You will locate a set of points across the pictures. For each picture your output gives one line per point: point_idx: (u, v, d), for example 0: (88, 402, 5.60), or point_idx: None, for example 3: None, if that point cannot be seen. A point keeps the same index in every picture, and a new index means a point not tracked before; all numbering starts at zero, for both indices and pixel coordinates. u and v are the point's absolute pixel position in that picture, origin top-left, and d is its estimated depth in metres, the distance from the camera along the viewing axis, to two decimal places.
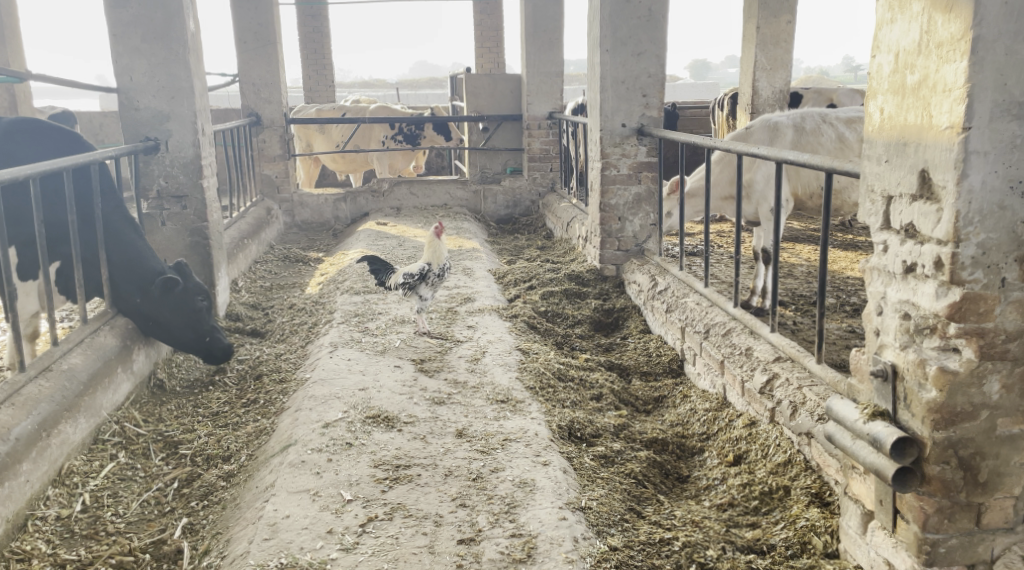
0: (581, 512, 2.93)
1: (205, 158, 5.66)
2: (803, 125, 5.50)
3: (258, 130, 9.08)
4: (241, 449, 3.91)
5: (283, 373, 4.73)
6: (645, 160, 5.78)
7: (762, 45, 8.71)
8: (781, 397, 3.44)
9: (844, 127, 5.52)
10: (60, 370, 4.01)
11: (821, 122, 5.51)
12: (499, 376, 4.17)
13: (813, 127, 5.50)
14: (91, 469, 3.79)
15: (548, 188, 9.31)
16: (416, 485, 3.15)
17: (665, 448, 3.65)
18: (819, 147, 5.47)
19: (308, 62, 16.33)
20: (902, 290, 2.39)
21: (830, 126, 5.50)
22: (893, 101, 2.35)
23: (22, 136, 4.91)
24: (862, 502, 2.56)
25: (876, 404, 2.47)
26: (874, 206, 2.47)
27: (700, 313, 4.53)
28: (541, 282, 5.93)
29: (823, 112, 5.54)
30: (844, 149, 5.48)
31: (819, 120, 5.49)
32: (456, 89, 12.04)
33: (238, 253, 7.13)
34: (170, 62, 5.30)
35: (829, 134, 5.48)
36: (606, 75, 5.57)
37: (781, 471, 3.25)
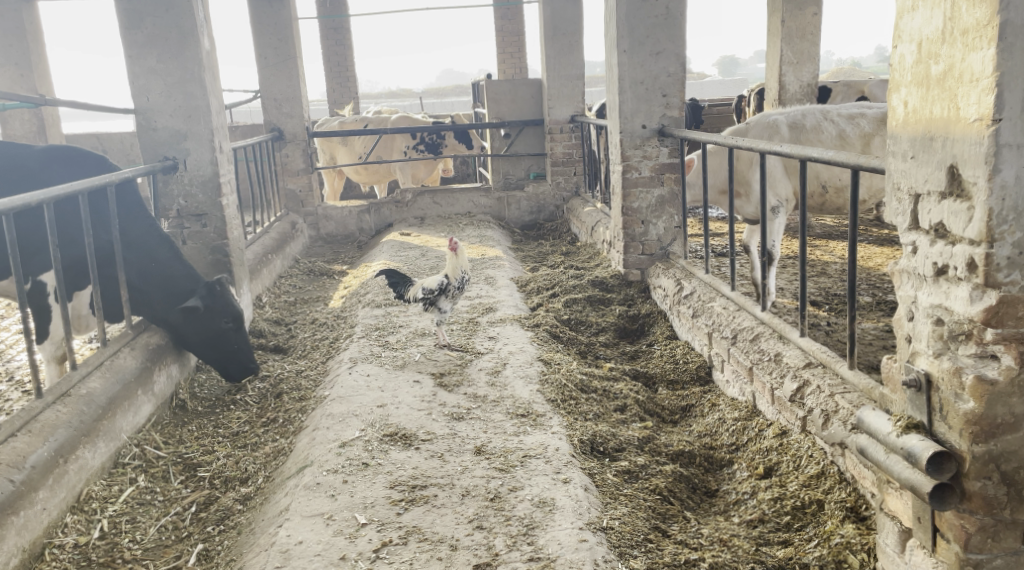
0: (603, 533, 2.82)
1: (224, 176, 5.62)
2: (803, 121, 5.40)
3: (281, 144, 9.06)
4: (259, 471, 3.84)
5: (302, 391, 4.65)
6: (667, 162, 5.64)
7: (788, 38, 8.52)
8: (812, 405, 3.30)
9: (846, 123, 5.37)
10: (78, 395, 3.95)
11: (822, 119, 5.40)
12: (520, 389, 4.06)
13: (812, 125, 5.40)
14: (110, 493, 3.73)
15: (573, 193, 9.17)
16: (433, 507, 3.06)
17: (692, 461, 3.52)
18: (818, 143, 5.35)
19: (331, 75, 16.35)
20: (933, 294, 2.24)
21: (831, 122, 5.37)
22: (917, 93, 2.21)
23: (57, 164, 4.91)
24: (899, 518, 2.41)
25: (910, 415, 2.32)
26: (901, 205, 2.33)
27: (727, 317, 4.38)
28: (564, 289, 5.82)
29: (825, 110, 5.43)
30: (846, 145, 5.31)
31: (819, 116, 5.38)
32: (478, 96, 11.96)
33: (262, 269, 7.09)
34: (186, 80, 5.26)
35: (829, 130, 5.35)
36: (624, 76, 5.45)
37: (814, 484, 3.11)
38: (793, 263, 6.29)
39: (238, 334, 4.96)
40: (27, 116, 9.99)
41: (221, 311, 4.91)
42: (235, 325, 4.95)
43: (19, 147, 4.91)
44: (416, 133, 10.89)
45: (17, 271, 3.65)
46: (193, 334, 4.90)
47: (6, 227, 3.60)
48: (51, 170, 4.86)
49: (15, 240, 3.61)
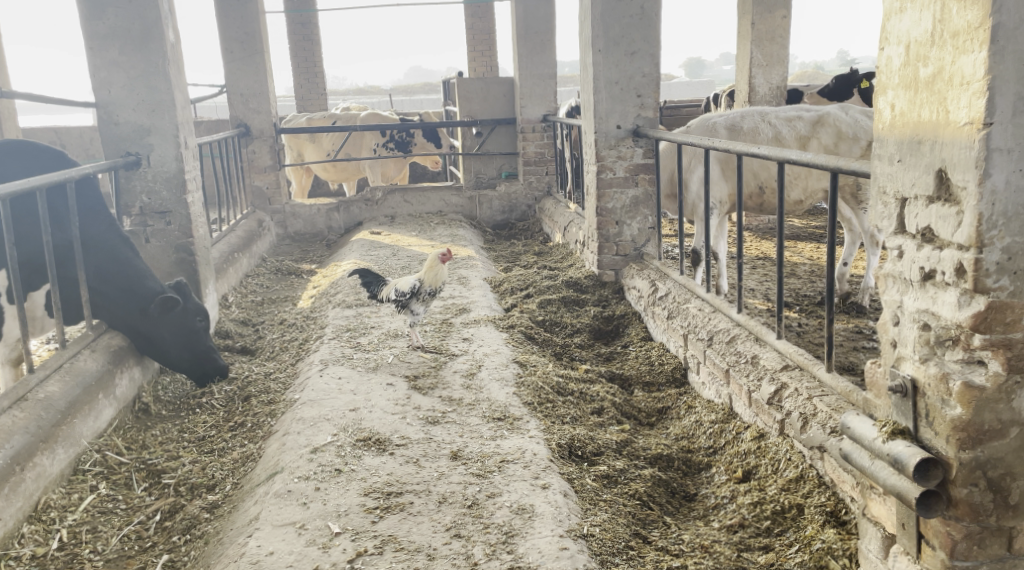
0: (584, 540, 2.79)
1: (189, 172, 5.50)
2: (741, 124, 5.49)
3: (247, 140, 8.91)
4: (227, 478, 3.75)
5: (272, 394, 4.56)
6: (641, 162, 5.61)
7: (757, 41, 8.54)
8: (790, 409, 3.28)
9: (784, 126, 5.46)
10: (35, 400, 3.84)
11: (760, 121, 5.49)
12: (495, 392, 4.00)
13: (750, 127, 5.48)
14: (69, 502, 3.62)
15: (545, 192, 9.15)
16: (408, 514, 3.00)
17: (671, 465, 3.48)
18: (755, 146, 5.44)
19: (299, 70, 16.17)
20: (919, 299, 2.23)
21: (768, 125, 5.47)
22: (905, 96, 2.19)
23: (13, 159, 4.76)
24: (882, 524, 2.40)
25: (896, 420, 2.31)
26: (886, 209, 2.31)
27: (703, 319, 4.36)
28: (537, 290, 5.77)
29: (764, 112, 5.52)
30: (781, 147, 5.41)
31: (756, 119, 5.47)
32: (449, 94, 11.88)
33: (228, 268, 6.97)
34: (150, 73, 5.14)
35: (766, 132, 5.45)
36: (599, 75, 5.42)
37: (792, 488, 3.09)
38: (764, 264, 6.31)
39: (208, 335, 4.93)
40: None
41: (193, 311, 4.93)
42: (205, 324, 4.95)
43: None
44: (385, 132, 10.79)
45: None
46: (165, 339, 4.80)
47: None
48: (8, 165, 4.71)
49: None
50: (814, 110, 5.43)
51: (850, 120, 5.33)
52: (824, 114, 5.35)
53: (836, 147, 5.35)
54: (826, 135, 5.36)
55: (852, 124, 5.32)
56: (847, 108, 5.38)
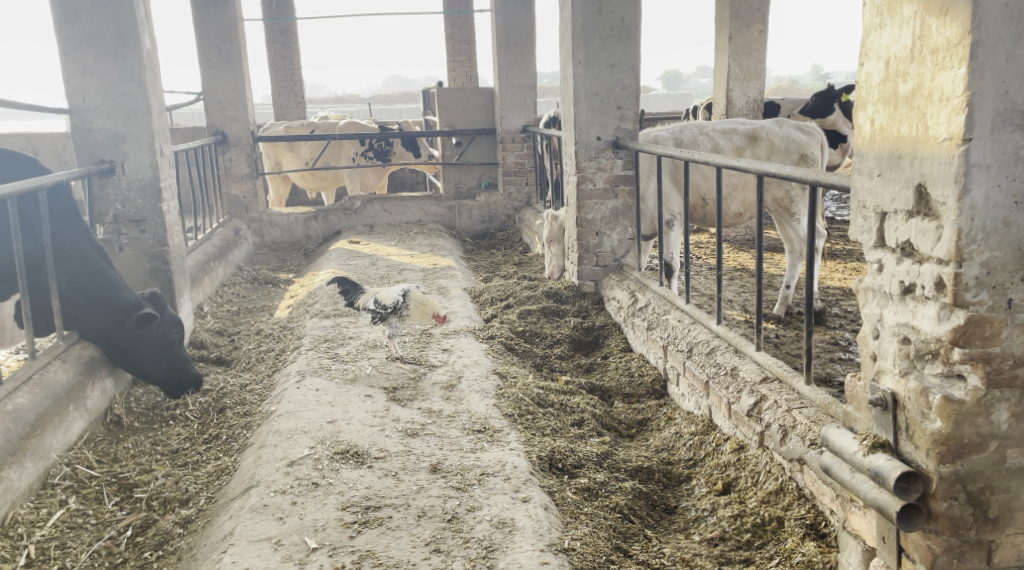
0: (565, 555, 2.78)
1: (165, 181, 5.45)
2: (681, 136, 5.52)
3: (224, 148, 8.86)
4: (201, 492, 3.70)
5: (247, 406, 4.51)
6: (621, 174, 5.60)
7: (734, 54, 8.60)
8: (770, 421, 3.28)
9: (721, 138, 5.54)
10: (4, 412, 3.79)
11: (698, 133, 5.54)
12: (475, 404, 3.98)
13: (689, 139, 5.52)
14: (37, 517, 3.56)
15: (524, 203, 9.17)
16: (387, 529, 2.98)
17: (651, 477, 3.47)
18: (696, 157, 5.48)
19: (277, 77, 16.10)
20: (900, 313, 2.24)
21: (707, 137, 5.53)
22: (884, 112, 2.21)
23: None
24: (862, 537, 2.41)
25: (876, 434, 2.32)
26: (866, 223, 2.32)
27: (682, 330, 4.37)
28: (517, 300, 5.76)
29: (701, 125, 5.58)
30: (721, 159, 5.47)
31: (695, 131, 5.52)
32: (429, 103, 11.87)
33: (203, 277, 6.91)
34: (125, 80, 5.09)
35: (705, 144, 5.50)
36: (579, 87, 5.43)
37: (773, 501, 3.10)
38: (743, 276, 6.34)
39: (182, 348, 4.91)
40: None
41: (168, 322, 4.93)
42: (180, 336, 4.94)
43: None
44: (364, 141, 10.75)
45: None
46: (142, 349, 4.77)
47: None
48: None
49: None
50: (750, 124, 5.54)
51: (782, 134, 5.46)
52: (759, 127, 5.48)
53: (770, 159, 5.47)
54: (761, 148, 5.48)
55: (785, 138, 5.46)
56: (781, 123, 5.52)
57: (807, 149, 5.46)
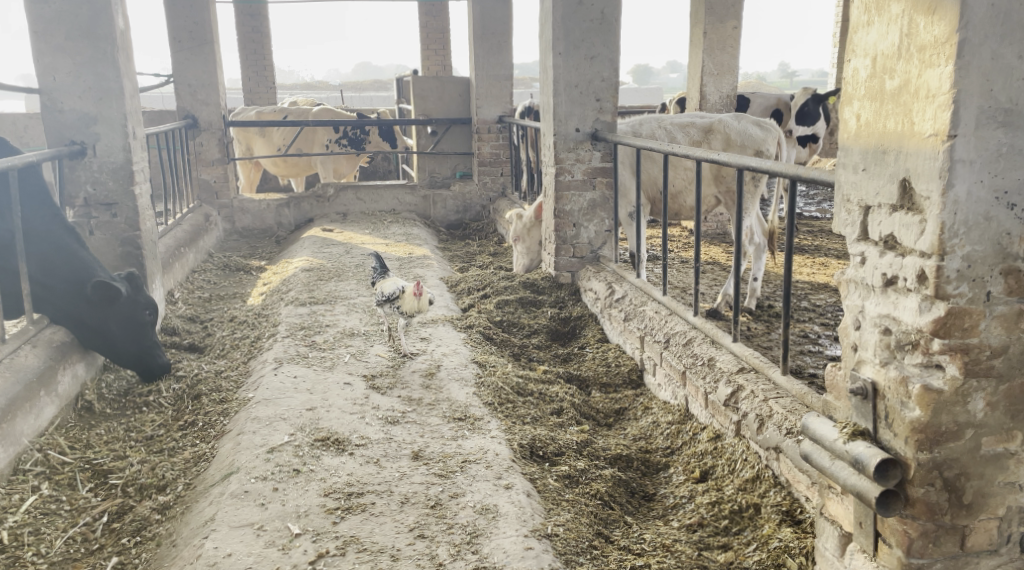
0: (548, 540, 2.83)
1: (137, 163, 5.39)
2: (638, 129, 5.67)
3: (195, 133, 8.76)
4: (178, 478, 3.69)
5: (224, 393, 4.49)
6: (599, 166, 5.64)
7: (709, 49, 8.66)
8: (747, 410, 3.34)
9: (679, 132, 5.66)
10: None
11: (656, 127, 5.67)
12: (455, 392, 4.01)
13: (647, 133, 5.66)
14: (10, 503, 3.53)
15: (499, 193, 9.20)
16: (370, 515, 3.00)
17: (630, 465, 3.52)
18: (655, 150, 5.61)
19: (247, 63, 15.92)
20: (881, 304, 2.29)
21: (665, 130, 5.66)
22: (870, 107, 2.26)
23: None
24: (839, 523, 2.48)
25: (855, 422, 2.38)
26: (850, 216, 2.38)
27: (659, 321, 4.42)
28: (495, 290, 5.78)
29: (660, 118, 5.70)
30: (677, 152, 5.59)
31: (653, 125, 5.65)
32: (403, 92, 11.82)
33: (174, 263, 6.85)
34: (98, 60, 5.03)
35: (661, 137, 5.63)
36: (559, 78, 5.46)
37: (749, 488, 3.16)
38: (716, 269, 6.42)
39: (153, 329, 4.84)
40: None
41: (142, 303, 4.83)
42: (153, 318, 4.86)
43: None
44: (339, 128, 10.69)
45: None
46: (115, 330, 4.72)
47: None
48: None
49: None
50: (708, 117, 5.63)
51: (739, 128, 5.54)
52: (715, 121, 5.57)
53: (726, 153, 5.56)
54: (717, 142, 5.57)
55: (741, 133, 5.53)
56: (739, 117, 5.58)
57: (762, 144, 5.53)
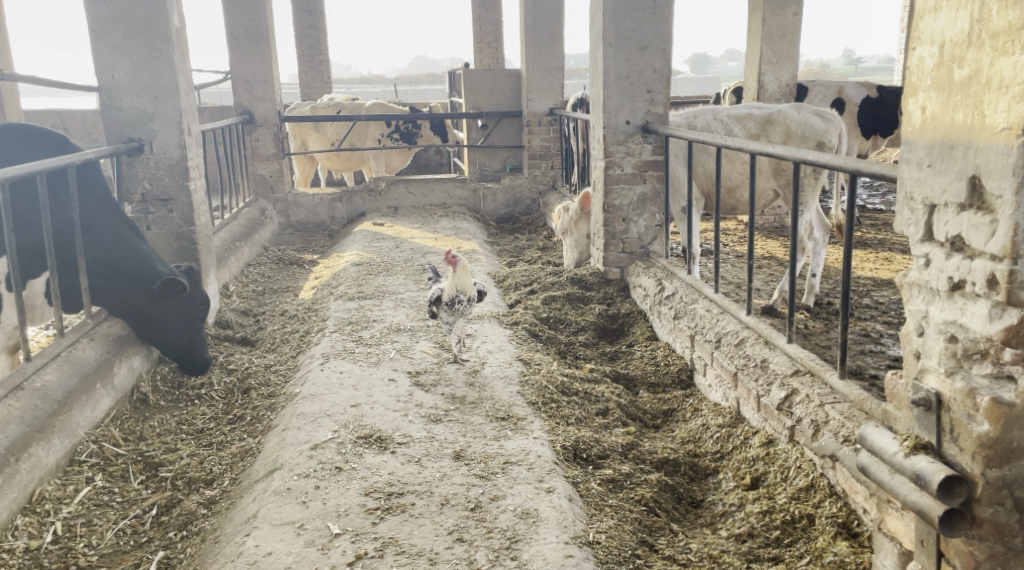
0: (589, 548, 2.74)
1: (192, 159, 5.41)
2: (693, 121, 5.52)
3: (251, 128, 8.82)
4: (225, 472, 3.68)
5: (272, 387, 4.48)
6: (650, 159, 5.50)
7: (768, 37, 8.42)
8: (801, 415, 3.22)
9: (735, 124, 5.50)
10: (32, 389, 3.77)
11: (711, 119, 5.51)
12: (499, 391, 3.93)
13: (703, 125, 5.51)
14: (64, 494, 3.55)
15: (549, 186, 9.09)
16: (410, 516, 2.94)
17: (677, 470, 3.41)
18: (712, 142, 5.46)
19: (303, 58, 16.05)
20: (947, 310, 2.15)
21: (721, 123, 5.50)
22: (937, 99, 2.11)
23: (14, 141, 4.65)
24: (899, 540, 2.36)
25: (917, 434, 2.23)
26: (913, 215, 2.23)
27: (711, 320, 4.29)
28: (542, 286, 5.68)
29: (716, 109, 5.54)
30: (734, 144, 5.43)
31: (709, 117, 5.50)
32: (455, 85, 11.75)
33: (229, 256, 6.90)
34: (154, 59, 5.04)
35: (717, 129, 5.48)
36: (609, 69, 5.33)
37: (803, 498, 3.03)
38: (772, 265, 6.24)
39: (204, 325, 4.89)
40: None
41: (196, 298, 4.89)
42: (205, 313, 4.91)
43: None
44: (390, 122, 10.69)
45: None
46: (168, 321, 4.75)
47: None
48: (8, 148, 4.61)
49: None
50: (766, 109, 5.46)
51: (800, 119, 5.36)
52: (775, 112, 5.40)
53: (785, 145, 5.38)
54: (776, 133, 5.40)
55: (803, 124, 5.34)
56: (800, 107, 5.41)
57: (825, 135, 5.32)
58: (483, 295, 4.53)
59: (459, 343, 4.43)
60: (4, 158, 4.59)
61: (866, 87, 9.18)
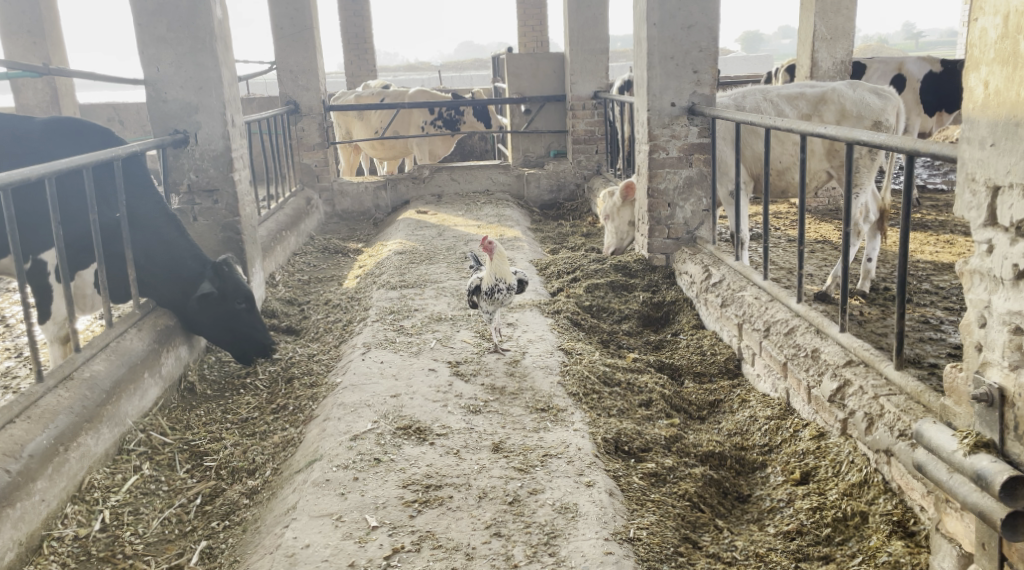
0: (630, 545, 2.65)
1: (236, 151, 5.40)
2: (741, 103, 5.37)
3: (297, 117, 8.83)
4: (267, 462, 3.66)
5: (314, 377, 4.46)
6: (696, 142, 5.35)
7: (821, 13, 8.18)
8: (854, 408, 3.10)
9: (786, 104, 5.33)
10: (80, 379, 3.78)
11: (761, 99, 5.35)
12: (540, 381, 3.86)
13: (752, 105, 5.36)
14: (113, 482, 3.56)
15: (594, 171, 8.97)
16: (447, 510, 2.88)
17: (723, 464, 3.31)
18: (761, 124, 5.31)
19: (349, 47, 16.08)
20: (1011, 299, 2.01)
21: (771, 103, 5.34)
22: (1001, 73, 1.98)
23: (60, 136, 4.68)
24: (958, 542, 2.24)
25: (979, 432, 2.11)
26: (974, 198, 2.10)
27: (759, 308, 4.15)
28: (586, 273, 5.58)
29: (765, 89, 5.38)
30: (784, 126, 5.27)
31: (758, 97, 5.34)
32: (499, 70, 11.67)
33: (275, 246, 6.91)
34: (197, 51, 5.04)
35: (767, 111, 5.32)
36: (654, 50, 5.19)
37: (856, 494, 2.91)
38: (825, 250, 6.05)
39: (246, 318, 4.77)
40: (40, 86, 10.02)
41: (234, 292, 4.73)
42: (247, 307, 4.77)
43: (21, 119, 4.68)
44: (434, 109, 10.65)
45: (17, 249, 3.41)
46: (205, 313, 4.70)
47: (4, 203, 3.38)
48: (54, 142, 4.64)
49: (14, 216, 3.37)
50: (819, 87, 5.28)
51: (854, 98, 5.17)
52: (827, 91, 5.21)
53: (839, 125, 5.20)
54: (829, 113, 5.22)
55: (857, 102, 5.15)
56: (854, 85, 5.22)
57: (881, 114, 5.14)
58: (526, 284, 4.43)
59: (500, 332, 4.36)
60: (52, 153, 4.61)
61: (930, 62, 8.84)
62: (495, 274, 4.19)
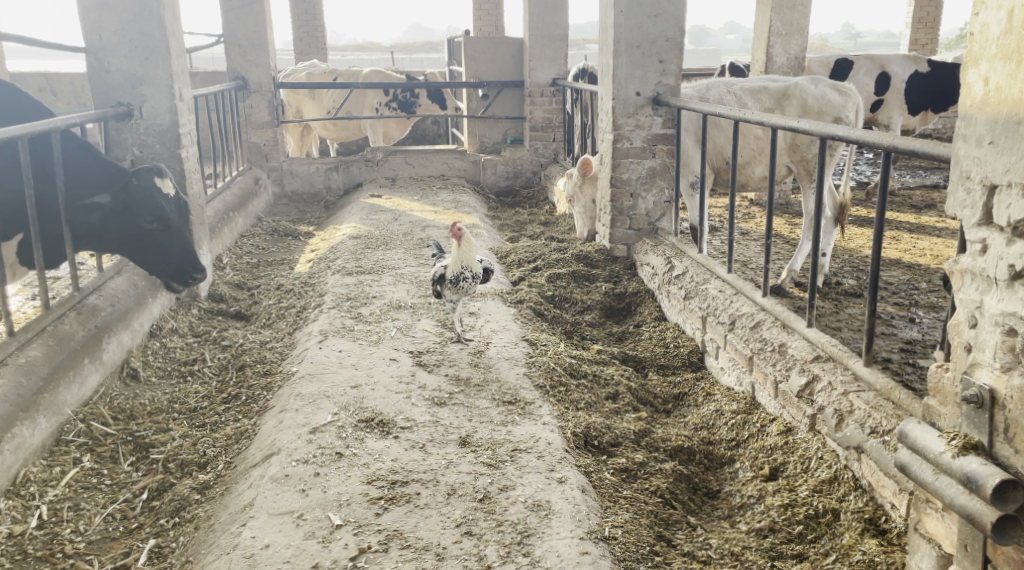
0: (605, 544, 2.60)
1: (184, 127, 5.19)
2: (705, 95, 5.33)
3: (246, 95, 8.57)
4: (219, 456, 3.53)
5: (268, 365, 4.32)
6: (660, 132, 5.32)
7: (777, 8, 8.21)
8: (823, 404, 3.08)
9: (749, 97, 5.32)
10: (16, 365, 3.60)
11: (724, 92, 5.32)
12: (505, 372, 3.78)
13: (715, 97, 5.33)
14: (51, 476, 3.39)
15: (551, 159, 8.89)
16: (415, 507, 2.79)
17: (691, 459, 3.27)
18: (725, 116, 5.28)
19: (298, 23, 15.71)
20: (1005, 301, 2.00)
21: (734, 96, 5.32)
22: (1004, 69, 1.96)
23: None
24: (937, 542, 2.23)
25: (967, 433, 2.10)
26: (969, 196, 2.08)
27: (723, 301, 4.12)
28: (546, 263, 5.51)
29: (729, 81, 5.35)
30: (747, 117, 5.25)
31: (721, 90, 5.31)
32: (454, 53, 11.51)
33: (223, 227, 6.71)
34: (144, 19, 4.83)
35: (730, 103, 5.29)
36: (620, 38, 5.13)
37: (826, 490, 2.90)
38: (783, 244, 6.07)
39: (165, 238, 4.63)
40: None
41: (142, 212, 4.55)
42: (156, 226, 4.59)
43: None
44: (388, 91, 10.47)
45: None
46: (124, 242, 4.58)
47: None
48: None
49: None
50: (782, 82, 5.27)
51: (816, 93, 5.18)
52: (790, 85, 5.21)
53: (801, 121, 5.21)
54: (792, 108, 5.22)
55: (819, 98, 5.17)
56: (817, 81, 5.22)
57: (841, 111, 5.16)
58: (489, 272, 4.35)
59: (462, 322, 4.26)
60: None
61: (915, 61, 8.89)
62: (461, 263, 4.08)
